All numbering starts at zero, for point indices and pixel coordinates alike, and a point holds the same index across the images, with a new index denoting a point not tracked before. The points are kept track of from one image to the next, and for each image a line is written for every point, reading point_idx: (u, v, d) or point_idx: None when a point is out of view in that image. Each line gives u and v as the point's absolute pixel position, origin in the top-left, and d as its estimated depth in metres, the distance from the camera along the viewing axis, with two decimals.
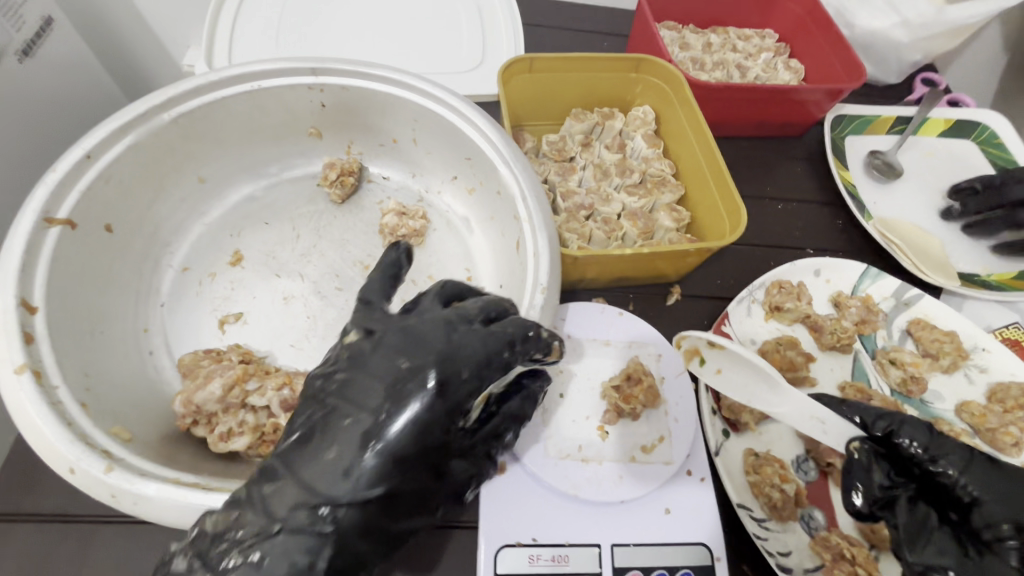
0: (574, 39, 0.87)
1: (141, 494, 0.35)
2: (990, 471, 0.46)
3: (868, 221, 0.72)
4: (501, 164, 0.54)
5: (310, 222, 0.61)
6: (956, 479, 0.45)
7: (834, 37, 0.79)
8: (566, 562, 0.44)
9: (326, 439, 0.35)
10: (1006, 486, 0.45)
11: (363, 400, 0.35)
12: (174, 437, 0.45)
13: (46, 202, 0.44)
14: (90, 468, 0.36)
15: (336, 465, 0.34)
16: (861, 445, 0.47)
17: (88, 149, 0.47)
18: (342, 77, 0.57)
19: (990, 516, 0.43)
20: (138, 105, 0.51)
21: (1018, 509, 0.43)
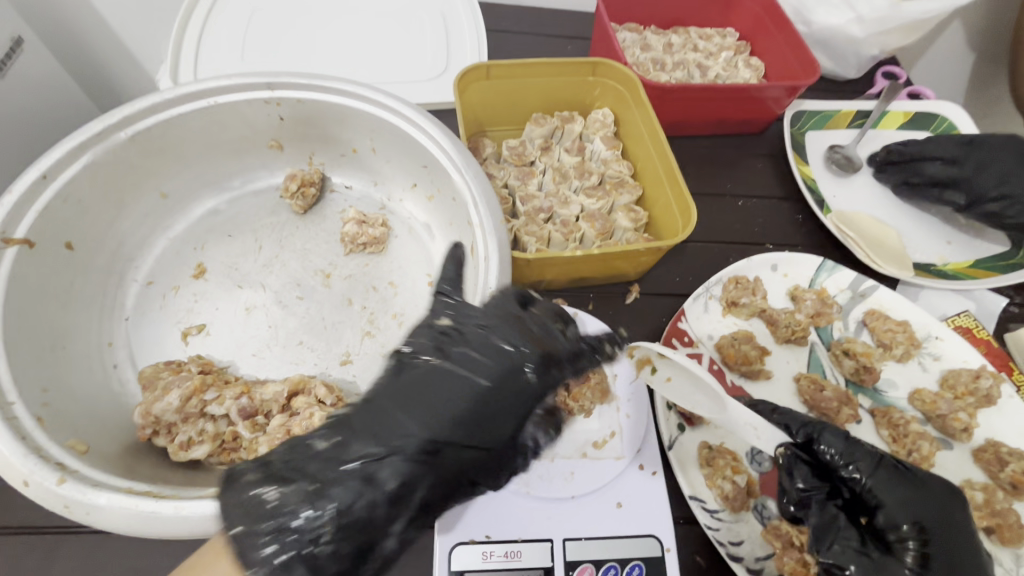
0: (538, 43, 0.88)
1: (93, 504, 0.36)
2: (899, 475, 0.48)
3: (826, 215, 0.73)
4: (455, 171, 0.56)
5: (272, 234, 0.62)
6: (866, 484, 0.48)
7: (791, 34, 0.81)
8: (518, 558, 0.45)
9: (433, 393, 0.39)
10: (913, 489, 0.47)
11: (472, 368, 0.40)
12: (135, 447, 0.46)
13: (2, 223, 0.45)
14: (44, 481, 0.37)
15: (446, 412, 0.39)
16: (786, 451, 0.48)
17: (45, 170, 0.48)
18: (297, 90, 0.58)
19: (893, 519, 0.47)
20: (94, 124, 0.52)
21: (919, 511, 0.47)
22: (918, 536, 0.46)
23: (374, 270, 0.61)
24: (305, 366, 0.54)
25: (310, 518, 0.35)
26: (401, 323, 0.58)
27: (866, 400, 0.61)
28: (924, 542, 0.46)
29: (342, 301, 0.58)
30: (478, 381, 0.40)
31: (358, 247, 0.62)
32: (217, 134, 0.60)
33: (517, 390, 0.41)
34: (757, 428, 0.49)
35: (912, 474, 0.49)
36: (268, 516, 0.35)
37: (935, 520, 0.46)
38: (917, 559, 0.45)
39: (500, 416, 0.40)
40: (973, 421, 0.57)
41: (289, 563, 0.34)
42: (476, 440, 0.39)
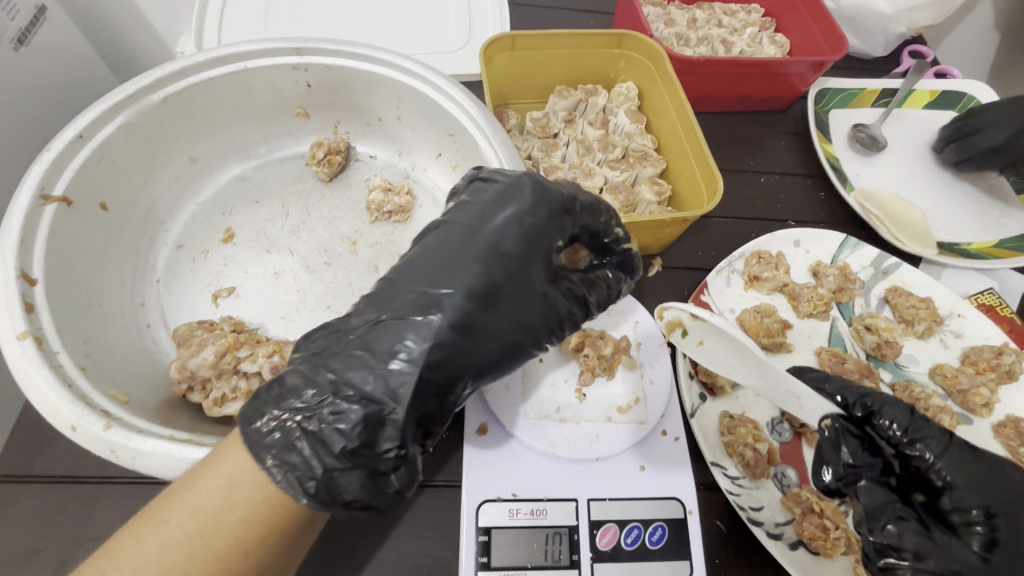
0: (560, 17, 0.87)
1: (138, 449, 0.38)
2: (972, 456, 0.46)
3: (850, 192, 0.73)
4: (482, 138, 0.56)
5: (299, 200, 0.62)
6: (932, 463, 0.46)
7: (818, 10, 0.79)
8: (544, 516, 0.46)
9: (445, 263, 0.39)
10: (983, 471, 0.46)
11: (482, 223, 0.40)
12: (172, 402, 0.47)
13: (41, 180, 0.46)
14: (90, 426, 0.38)
15: (453, 270, 0.39)
16: (833, 422, 0.46)
17: (81, 129, 0.49)
18: (326, 56, 0.58)
19: (959, 502, 0.45)
20: (127, 87, 0.52)
21: (989, 494, 0.45)
22: (987, 522, 0.44)
23: (399, 238, 0.61)
24: None
25: (314, 394, 0.35)
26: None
27: (887, 374, 0.61)
28: (993, 528, 0.44)
29: (368, 268, 0.59)
30: (487, 234, 0.40)
31: (383, 215, 0.62)
32: (244, 100, 0.60)
33: (526, 254, 0.40)
34: (800, 397, 0.47)
35: (984, 457, 0.47)
36: (279, 400, 0.36)
37: (1007, 505, 0.44)
38: (984, 544, 0.44)
39: (512, 284, 0.40)
40: (994, 396, 0.57)
41: (296, 442, 0.34)
42: (482, 312, 0.38)
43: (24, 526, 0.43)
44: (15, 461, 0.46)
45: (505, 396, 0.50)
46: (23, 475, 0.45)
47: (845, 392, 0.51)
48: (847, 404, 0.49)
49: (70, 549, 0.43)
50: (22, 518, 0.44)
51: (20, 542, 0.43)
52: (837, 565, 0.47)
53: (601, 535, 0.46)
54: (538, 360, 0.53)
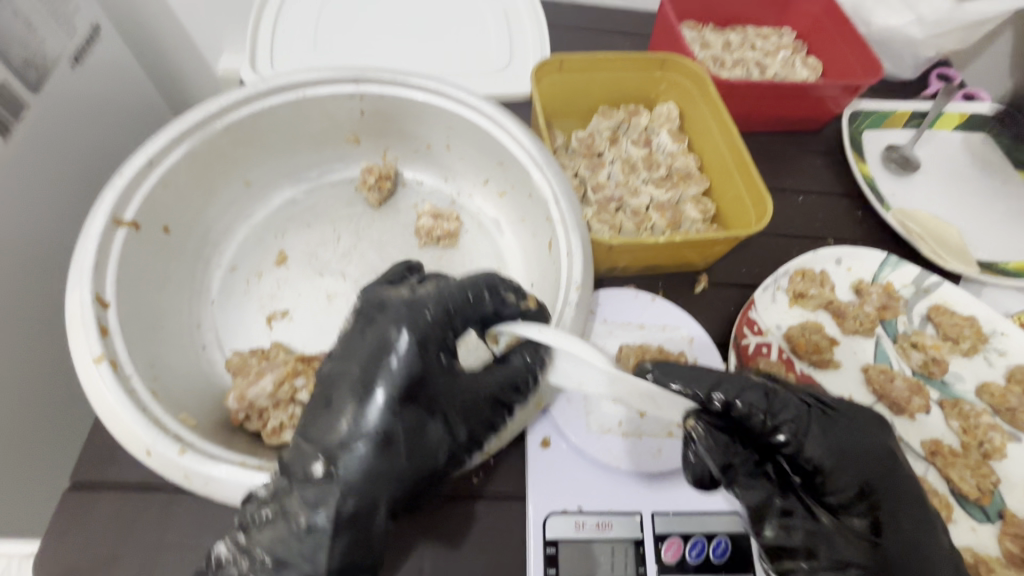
0: (597, 40, 0.90)
1: (211, 475, 0.38)
2: (828, 423, 0.44)
3: (886, 211, 0.74)
4: (534, 169, 0.57)
5: (349, 225, 0.63)
6: (801, 447, 0.43)
7: (852, 34, 0.82)
8: (609, 528, 0.47)
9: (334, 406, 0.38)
10: (837, 435, 0.43)
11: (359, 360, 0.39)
12: (229, 429, 0.47)
13: (114, 205, 0.47)
14: (165, 451, 0.38)
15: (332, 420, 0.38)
16: (695, 423, 0.42)
17: (150, 156, 0.50)
18: (381, 85, 0.60)
19: (838, 484, 0.42)
20: (194, 115, 0.54)
21: (862, 469, 0.43)
22: (869, 501, 0.42)
23: (448, 264, 0.62)
24: None
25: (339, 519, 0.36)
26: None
27: (935, 392, 0.62)
28: (875, 506, 0.42)
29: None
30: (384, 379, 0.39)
31: (432, 240, 0.63)
32: (301, 128, 0.62)
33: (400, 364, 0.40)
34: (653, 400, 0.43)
35: (840, 419, 0.45)
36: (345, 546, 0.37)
37: (873, 470, 0.43)
38: (869, 526, 0.42)
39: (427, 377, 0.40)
40: None
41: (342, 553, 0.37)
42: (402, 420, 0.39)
43: (102, 530, 0.44)
44: (90, 468, 0.47)
45: (569, 408, 0.52)
46: (100, 483, 0.46)
47: (700, 380, 0.43)
48: (702, 398, 0.43)
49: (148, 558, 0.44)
50: (100, 527, 0.44)
51: (99, 547, 0.44)
52: None
53: (667, 548, 0.46)
54: None
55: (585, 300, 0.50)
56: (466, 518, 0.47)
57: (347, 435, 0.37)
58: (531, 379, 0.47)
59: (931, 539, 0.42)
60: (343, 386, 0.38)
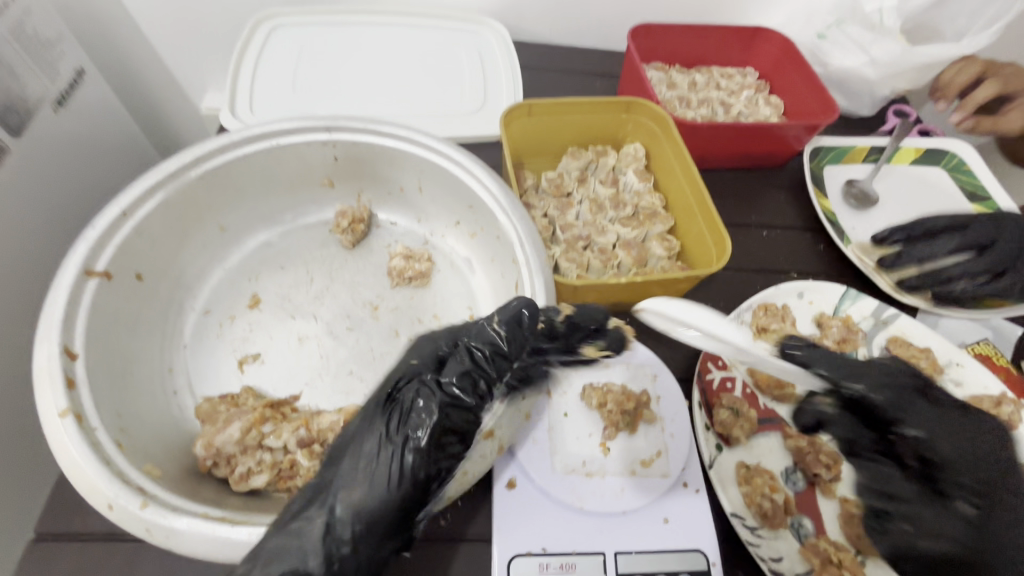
0: (569, 80, 0.94)
1: (172, 528, 0.38)
2: (929, 407, 0.46)
3: (846, 246, 0.78)
4: (501, 212, 0.59)
5: (323, 266, 0.65)
6: (923, 438, 0.45)
7: (810, 76, 0.86)
8: (573, 570, 0.47)
9: (370, 451, 0.41)
10: (953, 429, 0.45)
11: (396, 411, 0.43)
12: (196, 476, 0.48)
13: (86, 256, 0.48)
14: (127, 505, 0.39)
15: (369, 460, 0.41)
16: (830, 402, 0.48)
17: (124, 207, 0.52)
18: (354, 133, 0.62)
19: (953, 471, 0.44)
20: (168, 165, 0.55)
21: (964, 450, 0.44)
22: (982, 493, 0.43)
23: (418, 304, 0.63)
24: (355, 396, 0.56)
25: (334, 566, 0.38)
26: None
27: None
28: (988, 501, 0.43)
29: (389, 333, 0.61)
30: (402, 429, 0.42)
31: (404, 281, 0.64)
32: (276, 174, 0.63)
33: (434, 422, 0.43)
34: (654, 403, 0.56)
35: (957, 416, 0.46)
36: None
37: (988, 464, 0.44)
38: (976, 513, 0.43)
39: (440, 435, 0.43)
40: None
41: None
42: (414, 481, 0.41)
43: None
44: (55, 519, 0.47)
45: (533, 448, 0.53)
46: (64, 533, 0.46)
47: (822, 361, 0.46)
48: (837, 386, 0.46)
49: None
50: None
51: None
52: None
53: None
54: (562, 415, 0.55)
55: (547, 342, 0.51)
56: (431, 561, 0.48)
57: (376, 478, 0.40)
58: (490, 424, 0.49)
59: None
60: (378, 433, 0.42)
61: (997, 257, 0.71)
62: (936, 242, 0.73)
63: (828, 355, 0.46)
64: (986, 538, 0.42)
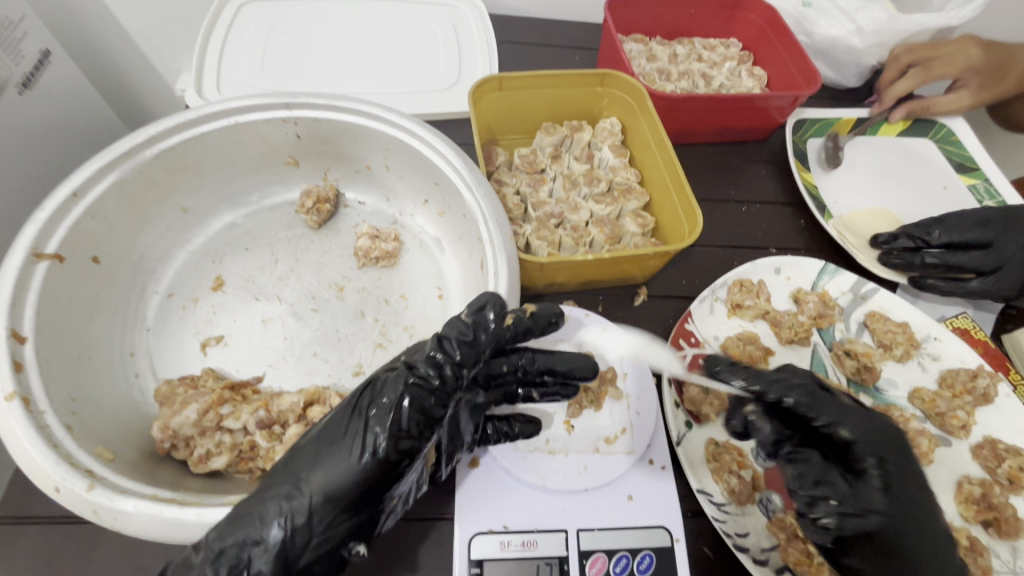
0: (547, 54, 0.91)
1: (120, 509, 0.38)
2: (855, 407, 0.49)
3: (828, 221, 0.76)
4: (465, 189, 0.58)
5: (288, 247, 0.64)
6: (836, 427, 0.48)
7: (792, 46, 0.83)
8: (534, 547, 0.47)
9: (331, 455, 0.40)
10: (867, 417, 0.49)
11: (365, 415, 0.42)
12: (154, 458, 0.47)
13: (34, 238, 0.47)
14: (74, 487, 0.38)
15: (331, 465, 0.40)
16: (754, 410, 0.51)
17: (75, 188, 0.51)
18: (314, 110, 0.61)
19: (860, 453, 0.48)
20: (120, 144, 0.54)
21: (878, 439, 0.48)
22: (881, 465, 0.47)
23: (385, 284, 0.63)
24: (319, 377, 0.55)
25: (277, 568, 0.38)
26: (412, 336, 0.59)
27: (868, 398, 0.63)
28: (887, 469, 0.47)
29: (355, 313, 0.60)
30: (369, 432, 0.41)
31: (370, 261, 0.63)
32: (237, 152, 0.62)
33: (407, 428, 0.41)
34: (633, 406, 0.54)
35: (861, 407, 0.50)
36: None
37: (893, 448, 0.48)
38: (881, 483, 0.47)
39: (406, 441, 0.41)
40: (970, 419, 0.59)
41: None
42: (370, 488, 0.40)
43: (26, 566, 0.44)
44: (15, 503, 0.47)
45: None
46: (24, 517, 0.46)
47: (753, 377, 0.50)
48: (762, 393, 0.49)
49: None
50: (23, 561, 0.44)
51: None
52: None
53: (591, 564, 0.47)
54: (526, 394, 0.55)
55: None
56: (391, 540, 0.48)
57: (343, 458, 0.40)
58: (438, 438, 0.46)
59: (927, 515, 0.47)
60: (342, 440, 0.41)
61: (1002, 254, 0.68)
62: (956, 230, 0.69)
63: (767, 375, 0.50)
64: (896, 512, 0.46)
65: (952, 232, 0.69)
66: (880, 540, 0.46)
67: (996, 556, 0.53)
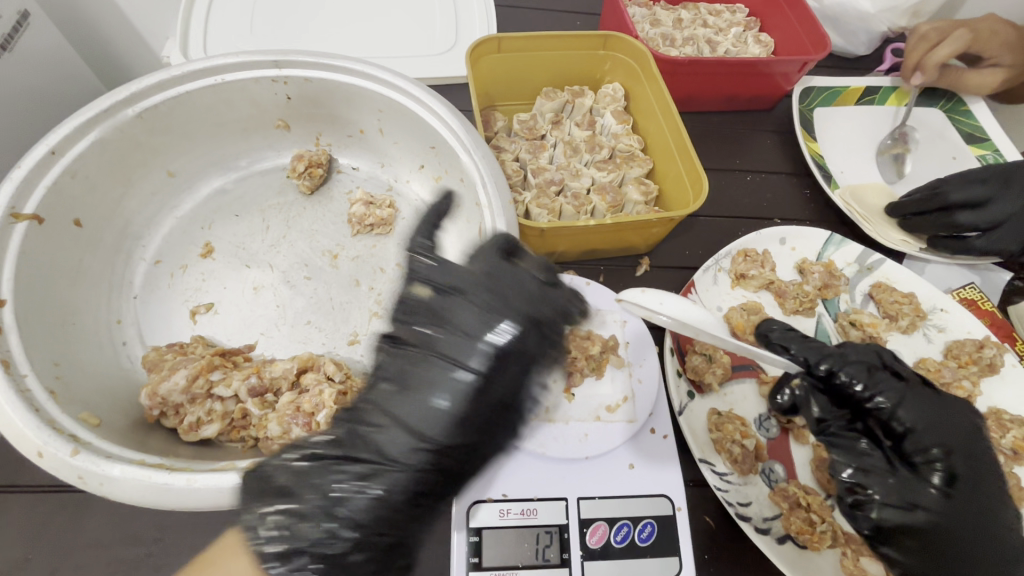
0: (546, 19, 0.88)
1: (106, 475, 0.37)
2: (919, 396, 0.49)
3: (834, 191, 0.74)
4: (463, 152, 0.56)
5: (280, 214, 0.62)
6: (890, 412, 0.49)
7: (801, 10, 0.80)
8: (534, 515, 0.46)
9: (416, 401, 0.39)
10: (933, 409, 0.49)
11: (459, 359, 0.40)
12: (144, 426, 0.46)
13: (12, 198, 0.45)
14: (58, 452, 0.37)
15: (422, 404, 0.39)
16: (801, 381, 0.50)
17: (53, 145, 0.48)
18: (305, 68, 0.58)
19: (918, 443, 0.48)
20: (100, 101, 0.51)
21: (942, 432, 0.48)
22: (945, 458, 0.47)
23: (381, 252, 0.61)
24: (312, 345, 0.54)
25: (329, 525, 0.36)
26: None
27: None
28: (951, 463, 0.46)
29: (349, 282, 0.58)
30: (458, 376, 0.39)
31: (365, 228, 0.62)
32: (224, 114, 0.60)
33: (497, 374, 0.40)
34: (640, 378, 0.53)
35: (928, 395, 0.50)
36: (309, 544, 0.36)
37: (962, 444, 0.47)
38: (943, 479, 0.46)
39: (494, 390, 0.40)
40: (975, 389, 0.59)
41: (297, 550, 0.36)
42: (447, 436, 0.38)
43: (15, 535, 0.43)
44: (2, 472, 0.45)
45: None
46: (10, 486, 0.45)
47: (810, 352, 0.52)
48: (809, 366, 0.51)
49: (59, 559, 0.43)
50: (11, 529, 0.43)
51: (9, 551, 0.43)
52: (824, 558, 0.48)
53: (592, 533, 0.46)
54: None
55: None
56: None
57: (424, 406, 0.39)
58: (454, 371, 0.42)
59: (997, 522, 0.45)
60: (432, 381, 0.39)
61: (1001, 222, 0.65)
62: (962, 186, 0.67)
63: (818, 346, 0.52)
64: (954, 507, 0.45)
65: (962, 187, 0.67)
66: (928, 537, 0.44)
67: None
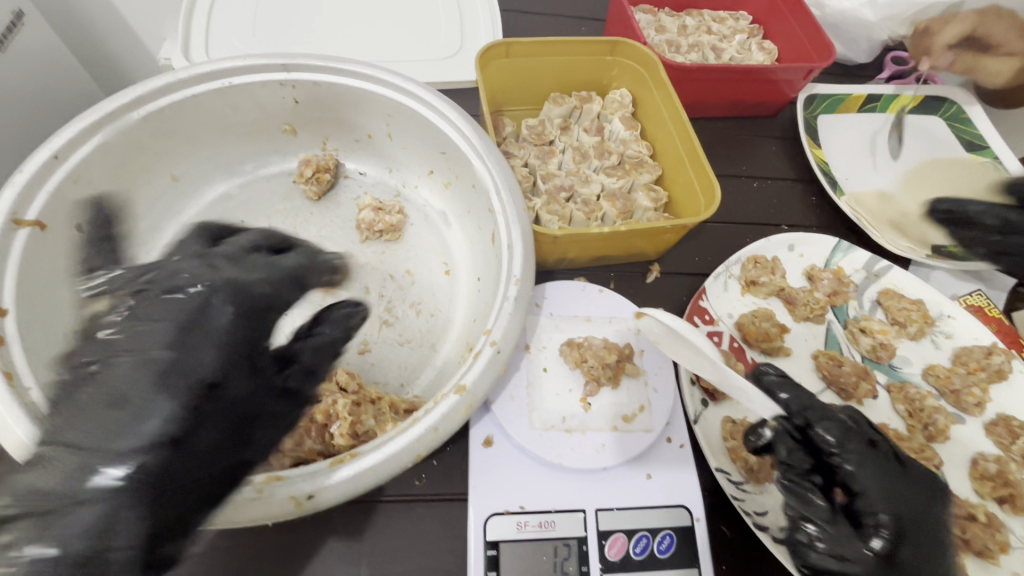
0: (552, 24, 0.88)
1: None
2: (889, 463, 0.46)
3: (840, 197, 0.74)
4: (476, 157, 0.55)
5: (286, 220, 0.61)
6: (854, 472, 0.46)
7: (805, 18, 0.81)
8: (552, 527, 0.45)
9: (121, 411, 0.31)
10: (898, 478, 0.46)
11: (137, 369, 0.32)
12: None
13: (14, 204, 0.44)
14: None
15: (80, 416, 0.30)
16: (775, 423, 0.48)
17: (56, 150, 0.47)
18: (314, 72, 0.57)
19: (871, 507, 0.45)
20: (104, 104, 0.50)
21: (899, 503, 0.45)
22: (894, 528, 0.44)
23: (390, 259, 0.60)
24: None
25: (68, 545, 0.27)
26: (419, 312, 0.57)
27: (883, 375, 0.62)
28: (898, 535, 0.43)
29: (358, 289, 0.57)
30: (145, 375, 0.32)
31: (374, 234, 0.61)
32: (230, 118, 0.58)
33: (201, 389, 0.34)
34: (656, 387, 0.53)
35: (895, 464, 0.47)
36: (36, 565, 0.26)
37: (912, 518, 0.44)
38: (884, 547, 0.43)
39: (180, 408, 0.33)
40: (985, 396, 0.59)
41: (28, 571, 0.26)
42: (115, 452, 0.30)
43: None
44: None
45: (510, 404, 0.50)
46: None
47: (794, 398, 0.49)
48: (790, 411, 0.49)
49: None
50: None
51: None
52: None
53: (610, 545, 0.45)
54: (542, 370, 0.53)
55: (524, 294, 0.47)
56: (404, 523, 0.45)
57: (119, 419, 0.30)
58: (465, 376, 0.42)
59: None
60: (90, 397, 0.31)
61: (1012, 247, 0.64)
62: None
63: (800, 392, 0.50)
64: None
65: None
66: None
67: (1012, 532, 0.53)
